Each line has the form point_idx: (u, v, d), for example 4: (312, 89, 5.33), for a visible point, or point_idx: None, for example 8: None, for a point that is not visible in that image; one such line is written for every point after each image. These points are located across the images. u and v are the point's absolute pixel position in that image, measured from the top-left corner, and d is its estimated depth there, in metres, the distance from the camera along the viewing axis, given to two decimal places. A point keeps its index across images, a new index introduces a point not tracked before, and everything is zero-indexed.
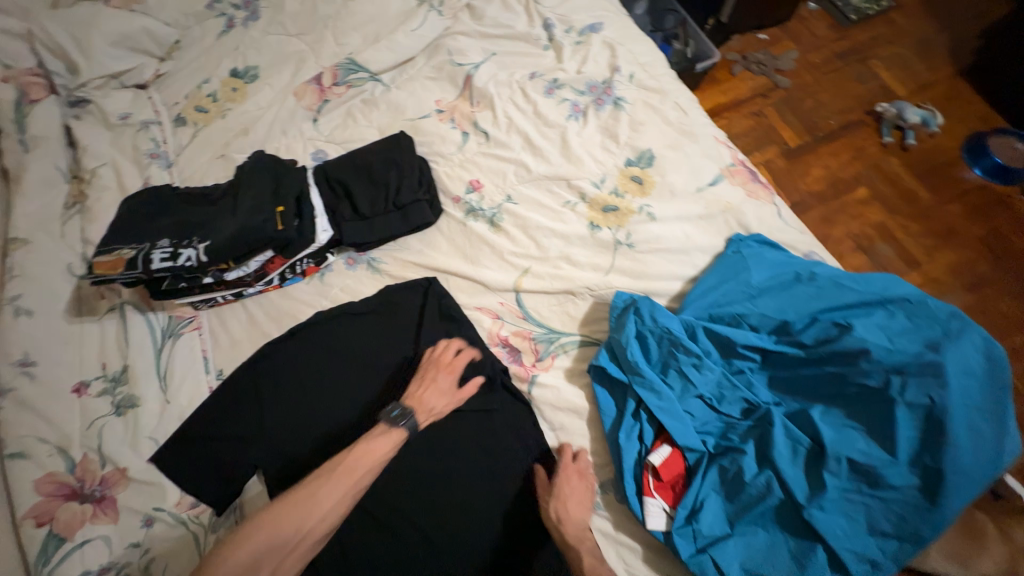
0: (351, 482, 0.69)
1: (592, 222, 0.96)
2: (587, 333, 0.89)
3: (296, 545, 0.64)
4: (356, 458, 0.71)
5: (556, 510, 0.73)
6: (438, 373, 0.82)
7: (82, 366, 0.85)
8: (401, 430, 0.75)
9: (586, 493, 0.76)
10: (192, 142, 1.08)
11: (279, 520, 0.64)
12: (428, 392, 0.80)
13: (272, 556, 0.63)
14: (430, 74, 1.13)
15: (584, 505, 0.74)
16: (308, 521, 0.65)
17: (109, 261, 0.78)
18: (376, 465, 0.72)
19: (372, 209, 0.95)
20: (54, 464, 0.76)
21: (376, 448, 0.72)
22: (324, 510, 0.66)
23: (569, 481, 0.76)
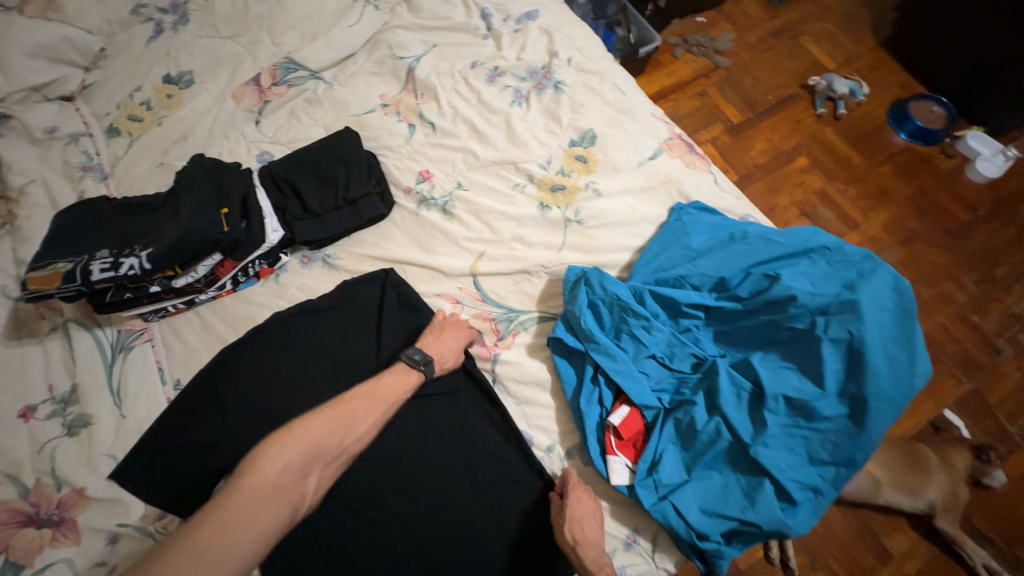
0: (385, 408, 0.76)
1: (542, 203, 0.99)
2: (544, 309, 0.92)
3: (336, 457, 0.71)
4: (388, 389, 0.78)
5: (572, 533, 0.72)
6: (454, 330, 0.86)
7: (26, 390, 0.81)
8: (419, 373, 0.81)
9: (597, 511, 0.75)
10: (129, 152, 1.04)
11: (327, 432, 0.70)
12: (445, 346, 0.84)
13: (317, 464, 0.69)
14: (371, 69, 1.13)
15: (594, 521, 0.74)
16: (346, 438, 0.72)
17: (45, 275, 0.75)
18: (402, 396, 0.79)
19: (322, 206, 0.95)
20: (4, 492, 0.73)
21: (400, 380, 0.80)
22: (362, 431, 0.74)
23: (581, 504, 0.75)
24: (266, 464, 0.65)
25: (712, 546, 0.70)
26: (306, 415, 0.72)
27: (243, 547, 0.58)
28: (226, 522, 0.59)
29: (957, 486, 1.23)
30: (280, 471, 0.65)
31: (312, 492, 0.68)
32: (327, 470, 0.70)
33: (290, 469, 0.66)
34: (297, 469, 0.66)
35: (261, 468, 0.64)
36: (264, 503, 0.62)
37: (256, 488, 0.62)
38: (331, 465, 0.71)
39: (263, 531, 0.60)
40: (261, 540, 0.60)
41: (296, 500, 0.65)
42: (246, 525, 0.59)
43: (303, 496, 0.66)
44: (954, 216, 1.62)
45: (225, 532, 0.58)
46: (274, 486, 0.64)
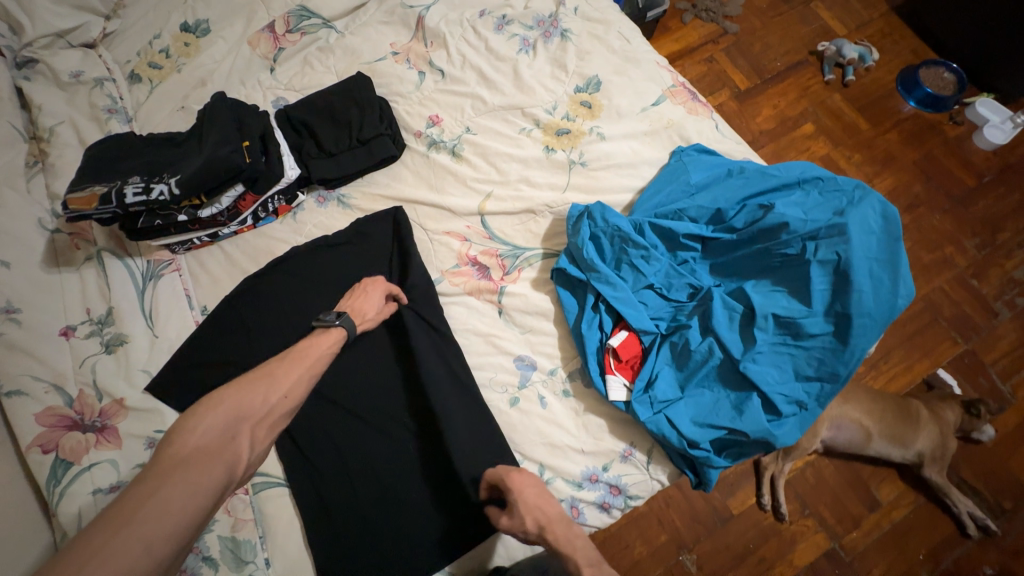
0: (309, 364, 0.72)
1: (547, 146, 1.02)
2: (549, 247, 0.97)
3: (266, 416, 0.65)
4: (307, 347, 0.75)
5: (534, 519, 0.70)
6: (369, 289, 0.87)
7: (67, 312, 0.88)
8: (338, 329, 0.79)
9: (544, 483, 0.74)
10: (150, 97, 1.09)
11: (245, 393, 0.64)
12: (362, 303, 0.85)
13: (244, 425, 0.63)
14: (383, 19, 1.15)
15: (545, 498, 0.72)
16: (271, 397, 0.67)
17: (83, 197, 0.80)
18: (329, 351, 0.77)
19: (337, 146, 0.99)
20: (52, 400, 0.81)
21: (322, 338, 0.77)
22: (288, 386, 0.69)
23: (525, 486, 0.73)
24: (184, 430, 0.58)
25: (702, 454, 0.76)
26: (224, 383, 0.66)
27: (176, 511, 0.52)
28: (149, 489, 0.53)
29: (947, 438, 1.27)
30: (203, 436, 0.59)
31: (250, 455, 0.62)
32: (260, 429, 0.64)
33: (214, 431, 0.60)
34: (221, 430, 0.61)
35: (179, 436, 0.58)
36: (191, 466, 0.56)
37: (182, 452, 0.57)
38: (264, 423, 0.65)
39: (196, 499, 0.54)
40: (199, 503, 0.54)
41: (229, 461, 0.59)
42: (175, 489, 0.53)
43: (237, 457, 0.60)
44: (960, 182, 1.63)
45: (151, 498, 0.52)
46: (199, 449, 0.58)
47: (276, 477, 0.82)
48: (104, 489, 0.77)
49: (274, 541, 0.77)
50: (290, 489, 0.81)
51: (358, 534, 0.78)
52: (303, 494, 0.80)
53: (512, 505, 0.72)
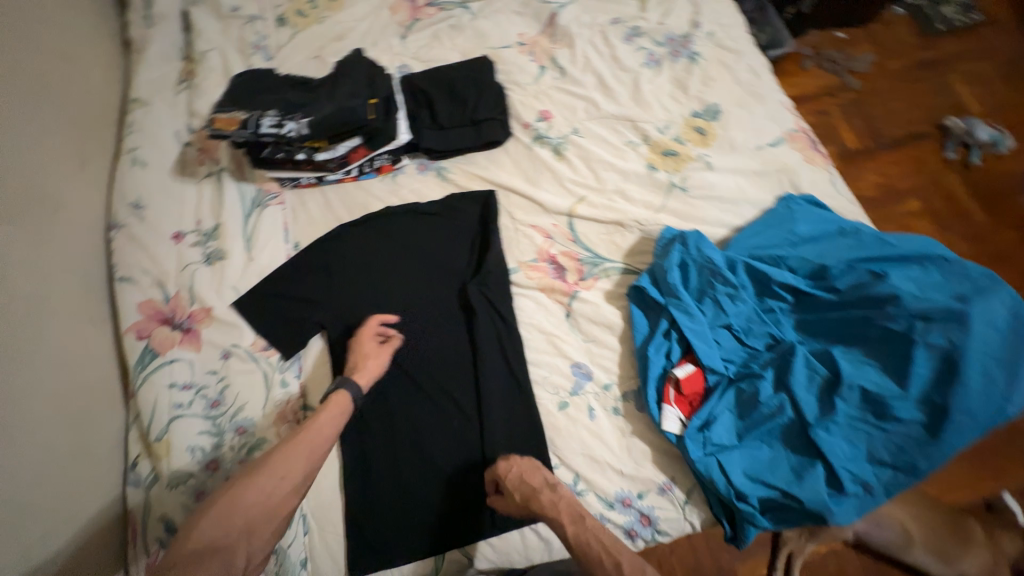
0: (316, 442, 0.69)
1: (650, 163, 1.01)
2: (629, 263, 0.95)
3: (272, 510, 0.62)
4: (321, 423, 0.71)
5: (518, 493, 0.73)
6: (366, 346, 0.85)
7: (181, 218, 0.96)
8: (344, 395, 0.77)
9: (536, 469, 0.76)
10: (292, 41, 1.17)
11: (247, 485, 0.63)
12: (364, 360, 0.83)
13: (247, 521, 0.61)
14: (516, 9, 1.19)
15: (534, 471, 0.75)
16: (277, 485, 0.64)
17: (226, 119, 0.87)
18: (340, 419, 0.74)
19: (450, 121, 1.02)
20: (153, 293, 0.89)
21: (327, 409, 0.74)
22: (296, 472, 0.65)
23: (513, 467, 0.76)
24: (191, 533, 0.59)
25: (747, 509, 0.73)
26: (237, 475, 0.65)
27: None
28: None
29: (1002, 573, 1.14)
30: (204, 538, 0.59)
31: (255, 557, 0.60)
32: (267, 527, 0.62)
33: (216, 532, 0.59)
34: (225, 530, 0.60)
35: (186, 538, 0.59)
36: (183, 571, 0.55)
37: (178, 559, 0.57)
38: (271, 520, 0.62)
39: None
40: None
41: (227, 563, 0.57)
42: None
43: (236, 557, 0.58)
44: None
45: None
46: (199, 552, 0.57)
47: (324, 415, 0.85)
48: (177, 385, 0.84)
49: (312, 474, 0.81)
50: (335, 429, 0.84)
51: (389, 491, 0.81)
52: (348, 437, 0.84)
53: (503, 485, 0.75)
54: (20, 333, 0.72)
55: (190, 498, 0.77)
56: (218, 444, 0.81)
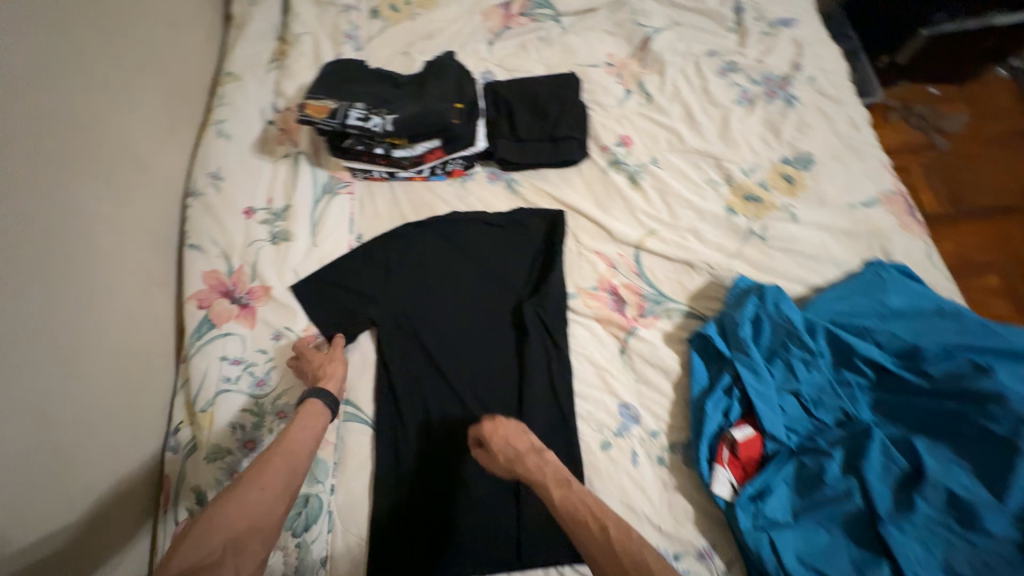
0: (292, 454, 0.66)
1: (730, 206, 0.97)
2: (694, 307, 0.91)
3: (253, 528, 0.58)
4: (294, 434, 0.69)
5: (505, 457, 0.72)
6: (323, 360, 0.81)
7: (254, 194, 0.98)
8: (319, 402, 0.74)
9: (520, 432, 0.74)
10: (382, 33, 1.18)
11: (223, 501, 0.58)
12: (332, 370, 0.80)
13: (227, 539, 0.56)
14: (608, 29, 1.17)
15: (518, 435, 0.73)
16: (257, 500, 0.60)
17: (317, 106, 0.88)
18: (318, 427, 0.71)
19: (528, 134, 1.00)
20: (218, 265, 0.91)
21: (303, 421, 0.71)
22: (275, 484, 0.62)
23: (496, 429, 0.74)
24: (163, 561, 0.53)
25: None
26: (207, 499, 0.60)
27: None
28: None
29: None
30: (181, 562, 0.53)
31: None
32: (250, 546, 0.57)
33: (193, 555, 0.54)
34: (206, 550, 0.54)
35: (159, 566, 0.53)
36: None
37: None
38: (255, 537, 0.57)
39: None
40: None
41: None
42: None
43: None
44: None
45: None
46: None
47: (363, 414, 0.84)
48: (228, 359, 0.85)
49: (344, 472, 0.79)
50: (371, 431, 0.83)
51: (416, 504, 0.78)
52: (383, 441, 0.82)
53: (487, 445, 0.74)
54: (85, 285, 0.74)
55: (223, 474, 0.77)
56: (258, 425, 0.81)
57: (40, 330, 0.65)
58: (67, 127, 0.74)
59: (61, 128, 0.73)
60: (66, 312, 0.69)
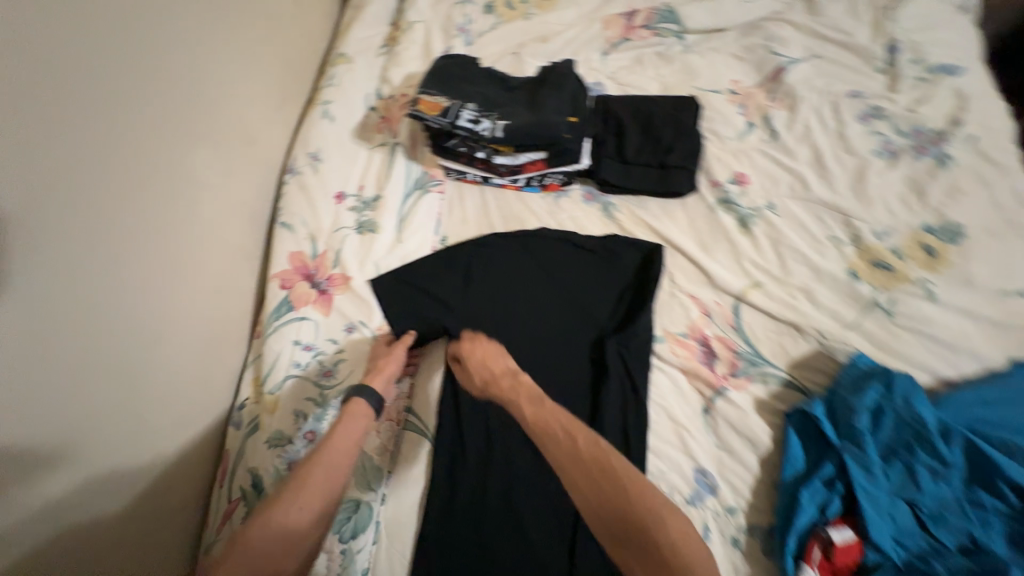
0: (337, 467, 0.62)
1: (852, 269, 0.85)
2: (795, 376, 0.81)
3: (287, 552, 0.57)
4: (341, 441, 0.65)
5: (478, 373, 0.76)
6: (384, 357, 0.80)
7: (347, 180, 0.97)
8: (361, 403, 0.71)
9: (495, 350, 0.78)
10: (494, 30, 1.15)
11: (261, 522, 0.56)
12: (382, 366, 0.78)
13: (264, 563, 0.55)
14: (736, 53, 1.07)
15: (495, 356, 0.77)
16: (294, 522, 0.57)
17: (430, 103, 0.86)
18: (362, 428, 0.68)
19: (636, 157, 0.94)
20: (303, 247, 0.90)
21: (347, 422, 0.68)
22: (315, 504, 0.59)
23: (473, 346, 0.79)
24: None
25: None
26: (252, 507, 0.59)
27: None
28: None
29: None
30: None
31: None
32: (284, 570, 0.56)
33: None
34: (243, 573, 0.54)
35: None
36: None
37: None
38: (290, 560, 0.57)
39: None
40: None
41: None
42: None
43: None
44: None
45: None
46: None
47: (423, 425, 0.80)
48: (300, 344, 0.84)
49: (396, 483, 0.77)
50: (429, 443, 0.79)
51: (463, 534, 0.73)
52: (440, 458, 0.78)
53: (465, 362, 0.78)
54: (179, 252, 0.74)
55: (282, 463, 0.75)
56: (320, 416, 0.79)
57: (130, 291, 0.65)
58: (181, 92, 0.75)
59: (175, 94, 0.74)
60: (153, 274, 0.69)
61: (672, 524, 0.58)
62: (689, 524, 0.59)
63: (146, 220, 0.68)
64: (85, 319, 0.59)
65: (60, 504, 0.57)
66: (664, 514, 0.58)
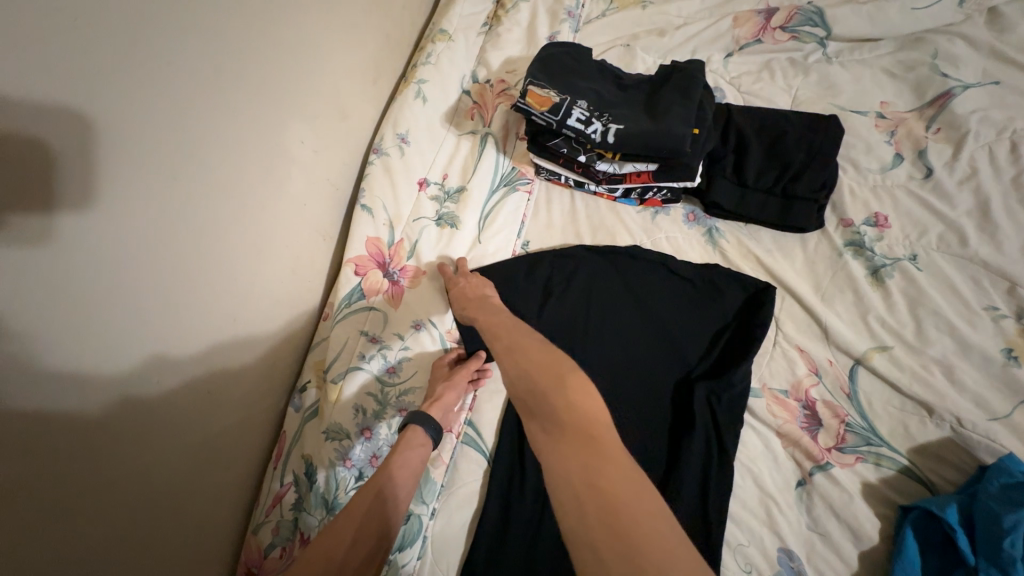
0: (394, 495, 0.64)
1: (1010, 350, 0.70)
2: (915, 463, 0.68)
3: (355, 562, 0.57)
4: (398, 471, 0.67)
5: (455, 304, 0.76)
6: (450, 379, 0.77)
7: (432, 167, 0.92)
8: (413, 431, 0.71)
9: (478, 281, 0.78)
10: (606, 18, 1.04)
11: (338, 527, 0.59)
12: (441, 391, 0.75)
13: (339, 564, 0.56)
14: (890, 70, 0.92)
15: (476, 286, 0.77)
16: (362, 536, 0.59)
17: (540, 96, 0.78)
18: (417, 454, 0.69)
19: (756, 182, 0.84)
20: (381, 233, 0.86)
21: (404, 449, 0.69)
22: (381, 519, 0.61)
23: (459, 278, 0.79)
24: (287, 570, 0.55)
25: None
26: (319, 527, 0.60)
27: None
28: None
29: None
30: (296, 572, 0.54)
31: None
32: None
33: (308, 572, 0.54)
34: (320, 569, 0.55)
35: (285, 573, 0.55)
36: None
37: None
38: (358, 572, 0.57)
39: None
40: None
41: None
42: None
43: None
44: None
45: None
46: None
47: (482, 442, 0.77)
48: (367, 335, 0.80)
49: (447, 499, 0.73)
50: (485, 463, 0.75)
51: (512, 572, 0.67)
52: (497, 481, 0.73)
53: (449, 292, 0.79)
54: (256, 226, 0.70)
55: (337, 457, 0.73)
56: (378, 414, 0.76)
57: (208, 262, 0.62)
58: (279, 57, 0.70)
59: (273, 59, 0.69)
60: (231, 246, 0.66)
61: (572, 384, 0.48)
62: (595, 392, 0.48)
63: (234, 190, 0.65)
64: (166, 291, 0.56)
65: (138, 479, 0.55)
66: (563, 373, 0.49)
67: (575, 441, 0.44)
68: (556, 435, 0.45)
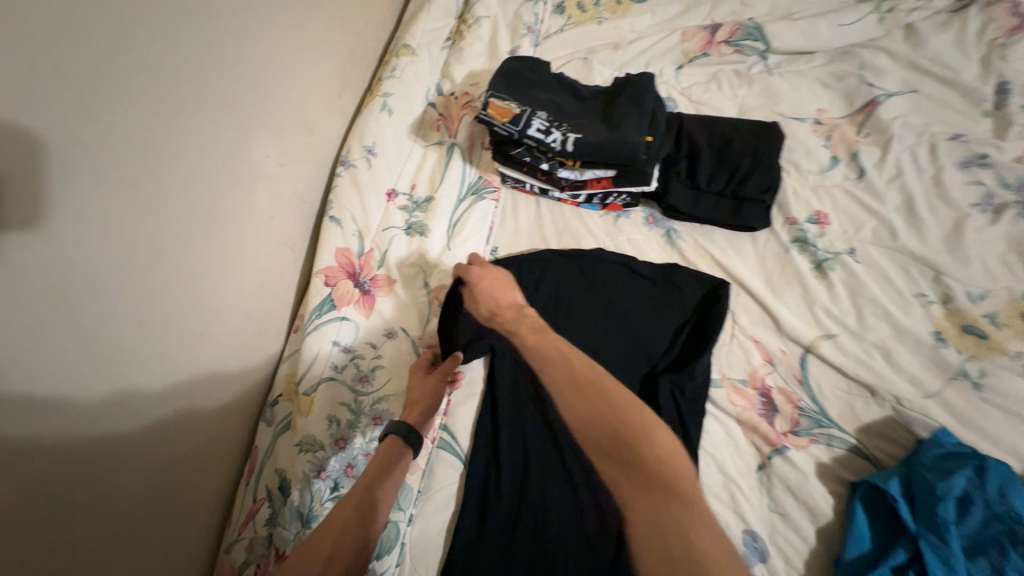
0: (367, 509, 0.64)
1: (938, 332, 0.77)
2: (862, 442, 0.73)
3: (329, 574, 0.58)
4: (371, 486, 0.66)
5: (485, 306, 0.77)
6: (426, 384, 0.77)
7: (400, 177, 0.93)
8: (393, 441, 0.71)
9: (505, 283, 0.79)
10: (563, 33, 1.09)
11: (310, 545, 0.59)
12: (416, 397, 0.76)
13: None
14: (824, 80, 0.99)
15: (501, 289, 0.78)
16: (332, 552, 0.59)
17: (501, 108, 0.81)
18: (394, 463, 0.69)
19: (708, 185, 0.89)
20: (350, 243, 0.86)
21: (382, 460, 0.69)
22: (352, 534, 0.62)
23: (484, 279, 0.79)
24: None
25: None
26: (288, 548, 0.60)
27: None
28: None
29: None
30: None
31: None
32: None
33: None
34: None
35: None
36: None
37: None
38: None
39: None
40: None
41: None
42: None
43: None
44: None
45: None
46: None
47: (458, 446, 0.78)
48: (339, 345, 0.80)
49: (424, 504, 0.74)
50: (461, 467, 0.76)
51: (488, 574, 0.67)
52: (473, 483, 0.74)
53: (473, 291, 0.78)
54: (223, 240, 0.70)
55: (311, 469, 0.72)
56: (353, 423, 0.76)
57: (174, 277, 0.62)
58: (242, 73, 0.71)
59: (236, 76, 0.70)
60: (198, 260, 0.65)
61: (654, 438, 0.56)
62: (673, 440, 0.56)
63: (200, 204, 0.65)
64: (131, 305, 0.56)
65: (103, 499, 0.54)
66: (647, 431, 0.56)
67: (660, 493, 0.53)
68: (641, 486, 0.54)
